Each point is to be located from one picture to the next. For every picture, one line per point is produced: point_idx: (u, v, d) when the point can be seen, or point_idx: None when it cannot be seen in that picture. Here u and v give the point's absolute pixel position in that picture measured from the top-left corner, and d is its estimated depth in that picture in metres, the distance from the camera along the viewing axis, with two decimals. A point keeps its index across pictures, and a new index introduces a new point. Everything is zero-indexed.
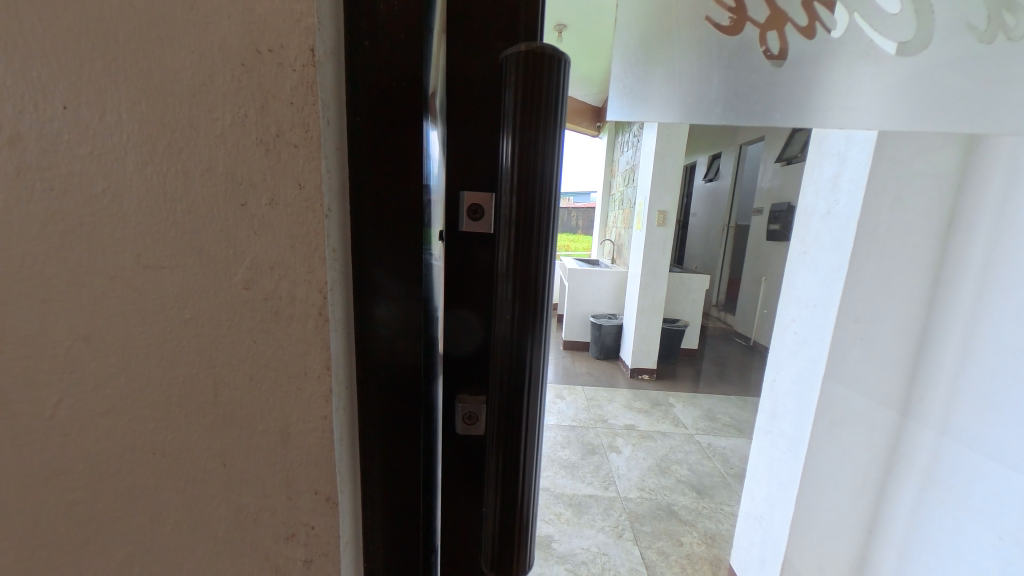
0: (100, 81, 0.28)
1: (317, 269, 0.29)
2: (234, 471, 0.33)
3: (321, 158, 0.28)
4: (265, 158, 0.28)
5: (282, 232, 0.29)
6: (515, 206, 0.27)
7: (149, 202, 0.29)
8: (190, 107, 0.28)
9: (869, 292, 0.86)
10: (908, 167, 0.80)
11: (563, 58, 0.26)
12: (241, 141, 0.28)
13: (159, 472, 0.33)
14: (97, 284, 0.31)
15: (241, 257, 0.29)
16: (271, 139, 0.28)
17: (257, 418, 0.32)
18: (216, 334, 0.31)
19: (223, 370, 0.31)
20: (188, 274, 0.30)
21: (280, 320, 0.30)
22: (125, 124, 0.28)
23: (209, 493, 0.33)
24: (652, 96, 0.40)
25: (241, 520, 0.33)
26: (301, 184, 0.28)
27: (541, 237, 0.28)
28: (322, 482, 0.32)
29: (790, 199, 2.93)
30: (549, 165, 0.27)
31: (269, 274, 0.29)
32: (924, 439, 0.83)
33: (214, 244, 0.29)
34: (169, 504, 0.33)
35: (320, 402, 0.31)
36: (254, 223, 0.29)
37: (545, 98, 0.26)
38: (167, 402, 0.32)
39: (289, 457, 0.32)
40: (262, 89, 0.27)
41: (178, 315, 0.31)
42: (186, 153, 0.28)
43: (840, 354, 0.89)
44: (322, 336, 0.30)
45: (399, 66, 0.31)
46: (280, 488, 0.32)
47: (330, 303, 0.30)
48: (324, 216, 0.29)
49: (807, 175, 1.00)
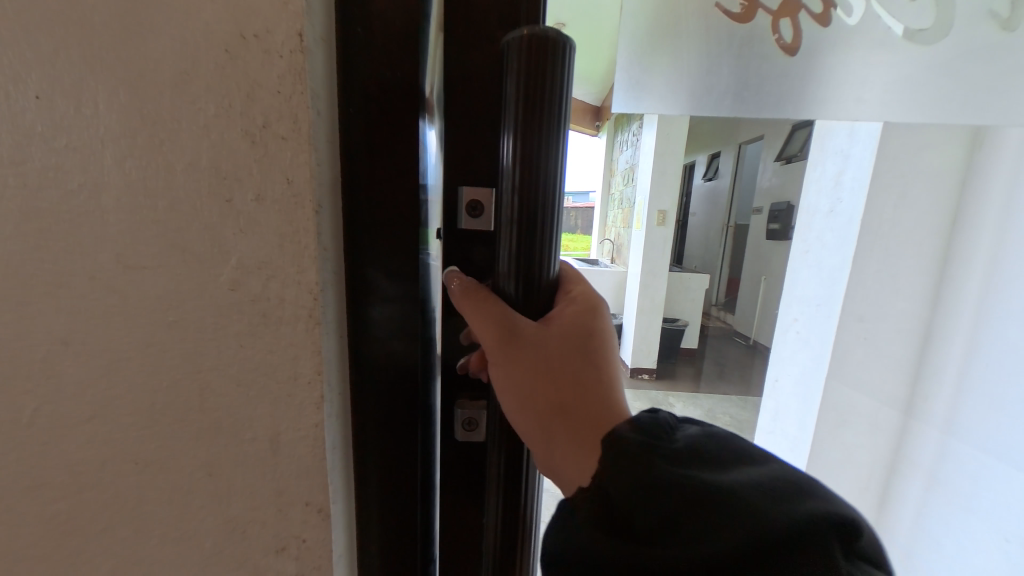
0: (79, 70, 0.27)
1: (307, 270, 0.28)
2: (221, 481, 0.31)
3: (311, 151, 0.27)
4: (252, 151, 0.27)
5: (270, 230, 0.27)
6: (517, 208, 0.27)
7: (130, 198, 0.28)
8: (173, 97, 0.27)
9: (873, 292, 0.85)
10: (912, 164, 0.79)
11: (566, 50, 0.25)
12: (226, 133, 0.27)
13: (143, 481, 0.32)
14: (77, 286, 0.29)
15: (228, 257, 0.28)
16: (258, 131, 0.27)
17: (245, 426, 0.31)
18: (201, 339, 0.30)
19: (208, 376, 0.30)
20: (171, 275, 0.29)
21: (269, 323, 0.29)
22: (103, 116, 0.27)
23: (194, 503, 0.32)
24: (650, 93, 0.40)
25: (228, 532, 0.32)
26: (289, 179, 0.27)
27: (542, 237, 0.28)
28: (314, 494, 0.31)
29: (790, 198, 2.92)
30: (551, 161, 0.27)
31: (257, 274, 0.28)
32: (927, 439, 0.84)
33: (200, 244, 0.28)
34: (154, 515, 0.32)
35: (312, 409, 0.30)
36: (240, 220, 0.28)
37: (548, 96, 0.25)
38: (151, 409, 0.31)
39: (279, 467, 0.31)
40: (248, 78, 0.26)
41: (161, 319, 0.29)
42: (168, 146, 0.27)
43: (843, 354, 0.88)
44: (313, 340, 0.29)
45: (395, 58, 0.30)
46: (271, 500, 0.31)
47: (321, 305, 0.29)
48: (314, 212, 0.28)
49: (808, 174, 1.00)
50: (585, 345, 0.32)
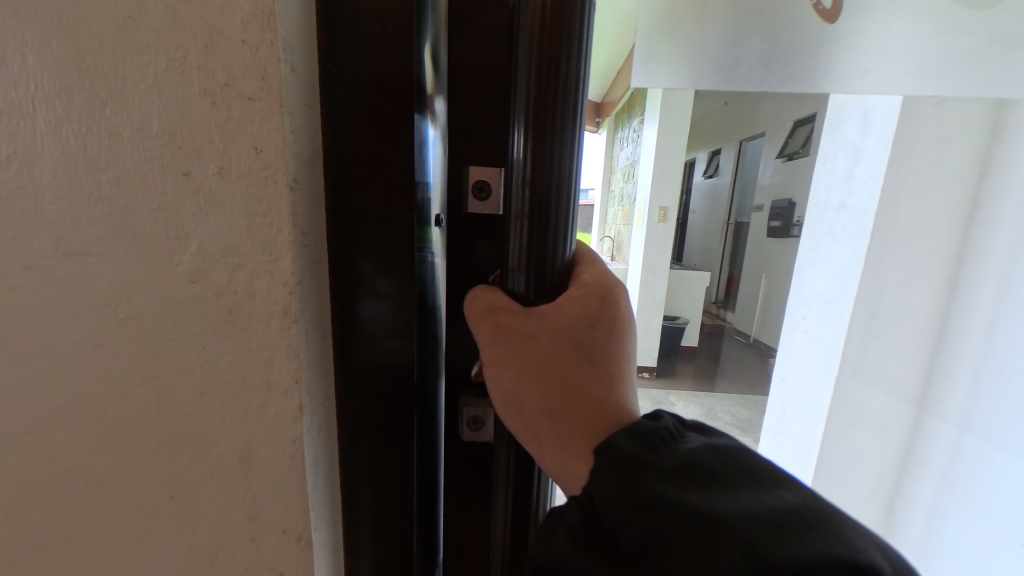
0: (8, 17, 0.24)
1: (281, 258, 0.25)
2: (183, 505, 0.29)
3: (284, 114, 0.24)
4: (212, 113, 0.24)
5: (237, 208, 0.25)
6: (527, 198, 0.30)
7: (67, 171, 0.25)
8: (116, 48, 0.23)
9: (885, 289, 0.82)
10: (927, 157, 0.77)
11: (579, 50, 0.28)
12: (180, 92, 0.24)
13: (95, 501, 0.29)
14: (14, 281, 0.26)
15: (185, 242, 0.25)
16: (220, 89, 0.24)
17: (211, 442, 0.28)
18: (154, 339, 0.27)
19: (164, 383, 0.27)
20: (119, 264, 0.26)
21: (237, 319, 0.26)
22: (34, 72, 0.24)
23: (151, 530, 0.29)
24: (654, 68, 0.51)
25: (193, 556, 0.29)
26: (258, 148, 0.24)
27: (552, 228, 0.30)
28: (292, 520, 0.28)
29: (791, 195, 2.90)
30: (565, 152, 0.29)
31: (221, 262, 0.25)
32: (936, 440, 0.82)
33: (150, 225, 0.25)
34: (106, 542, 0.29)
35: (289, 422, 0.27)
36: (200, 197, 0.25)
37: (559, 93, 0.28)
38: (101, 422, 0.28)
39: (251, 488, 0.28)
40: (206, 26, 0.23)
41: (109, 316, 0.26)
42: (111, 106, 0.24)
43: (854, 353, 0.85)
44: (288, 340, 0.26)
45: (384, 19, 0.27)
46: (242, 525, 0.29)
47: (298, 300, 0.26)
48: (289, 189, 0.25)
49: (818, 169, 0.98)
50: (581, 337, 0.29)
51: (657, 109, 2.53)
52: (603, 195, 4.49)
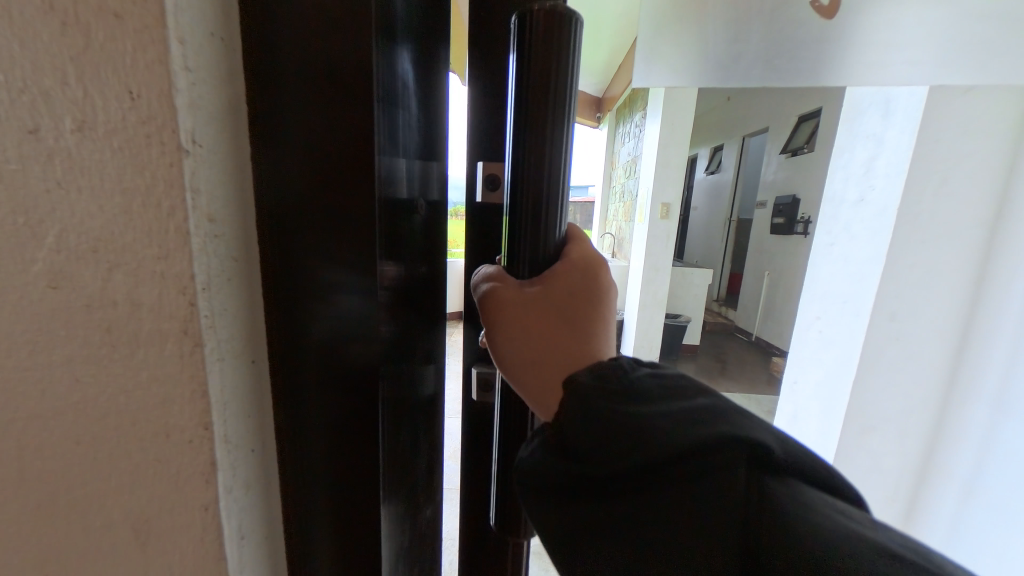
0: None
1: (171, 214, 0.24)
2: (91, 508, 0.29)
3: (163, 45, 0.23)
4: (68, 43, 0.23)
5: (116, 156, 0.24)
6: (527, 187, 0.33)
7: None
8: None
9: (908, 288, 0.77)
10: (957, 148, 0.72)
11: (570, 41, 0.30)
12: (40, 23, 0.23)
13: (17, 501, 0.30)
14: None
15: (65, 202, 0.25)
16: (73, 10, 0.23)
17: (113, 434, 0.28)
18: (48, 320, 0.27)
19: (61, 369, 0.27)
20: (17, 241, 0.26)
21: (126, 289, 0.26)
22: None
23: (65, 524, 0.30)
24: (659, 67, 0.52)
25: (98, 540, 0.30)
26: (133, 92, 0.23)
27: (550, 212, 0.33)
28: (205, 496, 0.28)
29: (795, 192, 2.86)
30: (557, 147, 0.32)
31: (103, 221, 0.25)
32: (964, 447, 0.79)
33: (32, 188, 0.25)
34: (30, 542, 0.30)
35: (195, 411, 0.27)
36: (72, 146, 0.24)
37: (556, 94, 0.31)
38: (15, 421, 0.28)
39: (157, 487, 0.29)
40: None
41: (15, 299, 0.26)
42: None
43: (874, 356, 0.80)
44: (186, 305, 0.26)
45: None
46: (148, 517, 0.29)
47: (200, 263, 0.26)
48: (180, 136, 0.24)
49: (836, 160, 0.92)
50: (565, 298, 0.35)
51: (658, 104, 2.50)
52: (606, 192, 4.46)
